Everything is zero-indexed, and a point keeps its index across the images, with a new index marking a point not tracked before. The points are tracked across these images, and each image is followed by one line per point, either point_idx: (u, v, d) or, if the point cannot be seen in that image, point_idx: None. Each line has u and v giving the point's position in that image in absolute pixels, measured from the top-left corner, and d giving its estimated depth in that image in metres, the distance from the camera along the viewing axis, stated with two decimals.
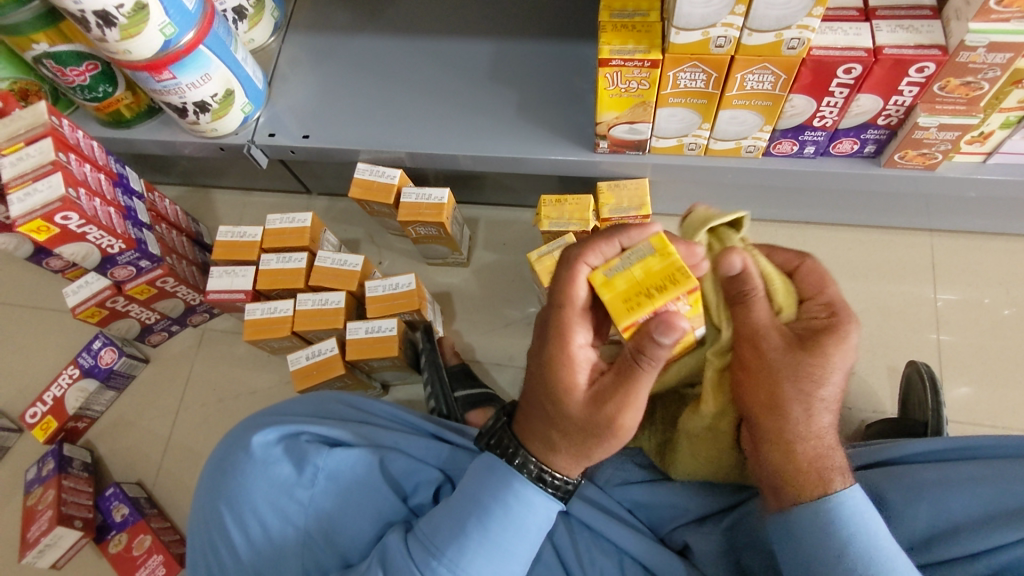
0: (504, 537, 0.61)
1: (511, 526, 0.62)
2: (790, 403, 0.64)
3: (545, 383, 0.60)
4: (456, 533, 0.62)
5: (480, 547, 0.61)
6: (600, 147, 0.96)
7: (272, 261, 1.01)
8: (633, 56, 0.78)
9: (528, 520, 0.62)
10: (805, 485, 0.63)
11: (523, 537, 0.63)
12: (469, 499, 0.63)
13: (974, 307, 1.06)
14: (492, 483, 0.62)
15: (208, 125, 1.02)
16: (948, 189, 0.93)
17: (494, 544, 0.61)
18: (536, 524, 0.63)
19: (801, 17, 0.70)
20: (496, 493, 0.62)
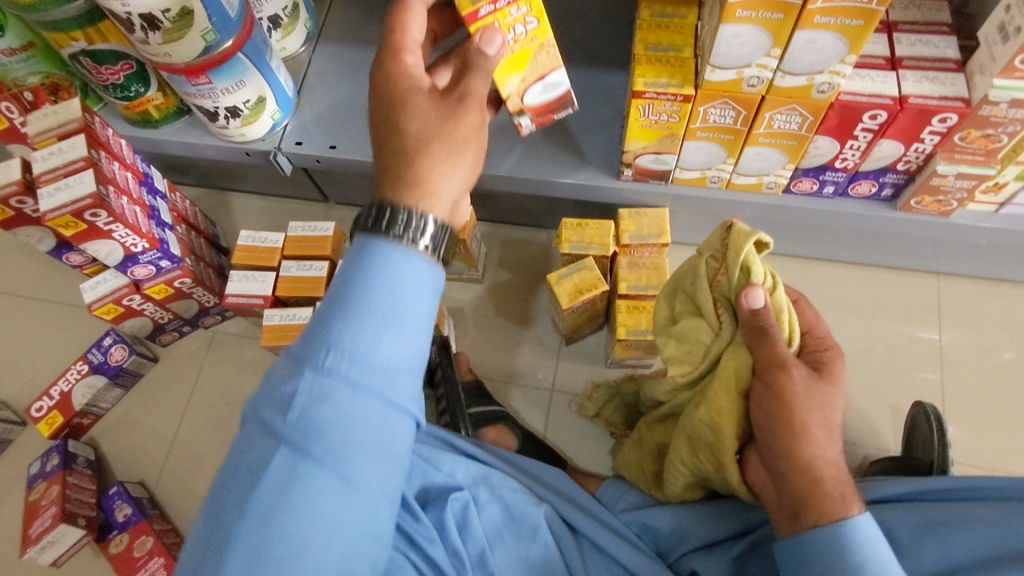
0: (373, 284, 0.52)
1: (379, 281, 0.52)
2: (810, 429, 0.71)
3: (392, 132, 0.60)
4: (318, 327, 0.52)
5: (343, 320, 0.51)
6: (624, 175, 0.97)
7: (292, 268, 1.02)
8: (666, 90, 0.81)
9: (398, 275, 0.53)
10: (823, 510, 0.68)
11: (395, 284, 0.52)
12: (338, 276, 0.54)
13: (978, 350, 1.08)
14: (361, 254, 0.54)
15: (237, 131, 1.03)
16: (960, 235, 0.95)
17: (360, 308, 0.51)
18: (411, 282, 0.53)
19: (834, 64, 0.73)
20: (362, 262, 0.53)
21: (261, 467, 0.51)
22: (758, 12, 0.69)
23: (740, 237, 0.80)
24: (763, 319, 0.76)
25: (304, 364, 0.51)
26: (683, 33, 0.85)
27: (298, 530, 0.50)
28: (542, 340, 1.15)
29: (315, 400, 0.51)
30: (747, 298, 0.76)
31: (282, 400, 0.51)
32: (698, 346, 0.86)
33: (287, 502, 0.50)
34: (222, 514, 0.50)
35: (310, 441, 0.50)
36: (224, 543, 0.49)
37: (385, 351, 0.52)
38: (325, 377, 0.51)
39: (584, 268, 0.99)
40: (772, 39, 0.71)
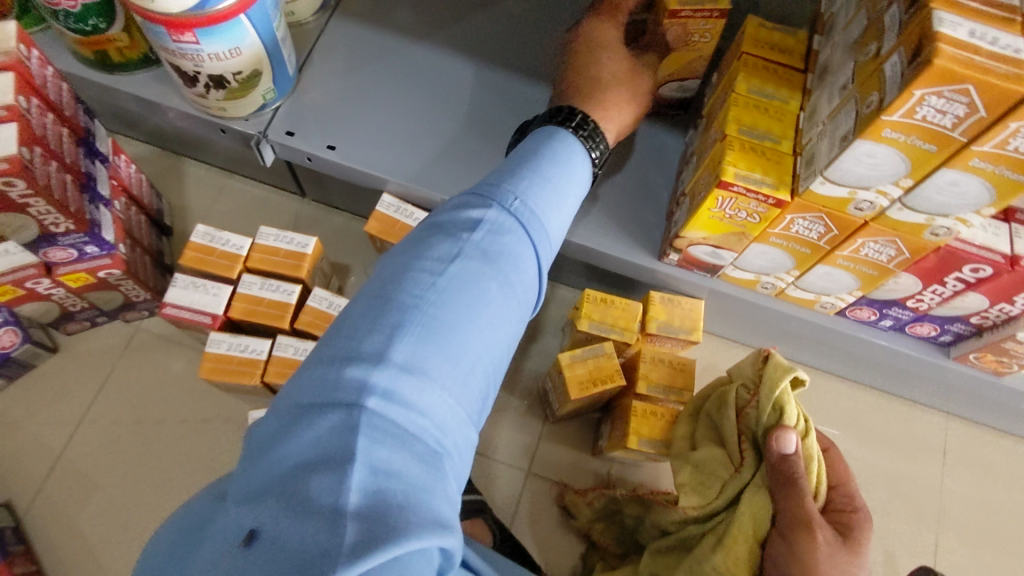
0: (554, 170, 0.59)
1: (555, 168, 0.60)
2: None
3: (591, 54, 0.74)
4: (507, 172, 0.57)
5: (530, 174, 0.57)
6: (668, 257, 0.85)
7: (254, 287, 0.83)
8: (758, 188, 0.68)
9: (573, 164, 0.61)
10: None
11: (570, 171, 0.61)
12: (516, 152, 0.60)
13: (976, 505, 1.02)
14: (538, 140, 0.62)
15: (216, 103, 0.83)
16: (1002, 395, 0.88)
17: (543, 172, 0.58)
18: (577, 179, 0.62)
19: (965, 211, 0.62)
20: (538, 144, 0.61)
21: (436, 254, 0.51)
22: (908, 137, 0.56)
23: (777, 371, 0.77)
24: (791, 466, 0.71)
25: (488, 199, 0.55)
26: (782, 120, 0.72)
27: (438, 362, 0.46)
28: (526, 411, 1.01)
29: (494, 235, 0.53)
30: (779, 438, 0.72)
31: (462, 222, 0.53)
32: (713, 478, 0.80)
33: (447, 313, 0.48)
34: (369, 312, 0.47)
35: (489, 260, 0.52)
36: (396, 313, 0.47)
37: (553, 214, 0.58)
38: (505, 213, 0.54)
39: (602, 354, 0.86)
40: (909, 169, 0.59)
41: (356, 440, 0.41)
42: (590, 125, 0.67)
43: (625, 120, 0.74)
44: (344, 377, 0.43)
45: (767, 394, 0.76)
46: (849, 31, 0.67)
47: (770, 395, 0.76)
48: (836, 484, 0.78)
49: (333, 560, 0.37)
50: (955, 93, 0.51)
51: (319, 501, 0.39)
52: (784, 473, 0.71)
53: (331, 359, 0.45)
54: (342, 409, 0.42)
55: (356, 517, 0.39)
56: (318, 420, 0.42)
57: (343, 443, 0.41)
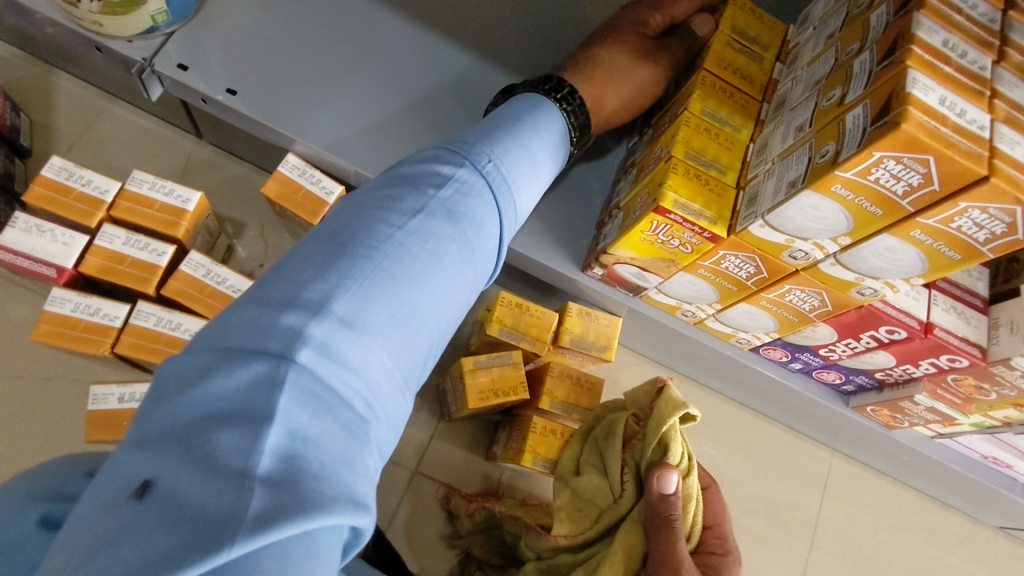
0: (532, 141, 0.54)
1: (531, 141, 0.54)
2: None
3: None
4: (485, 132, 0.51)
5: (508, 137, 0.52)
6: (592, 270, 0.79)
7: (116, 241, 0.71)
8: (696, 219, 0.63)
9: (552, 140, 0.57)
10: None
11: (545, 148, 0.55)
12: (494, 117, 0.55)
13: (846, 540, 1.06)
14: (518, 109, 0.58)
15: (90, 17, 0.69)
16: (888, 444, 0.90)
17: (521, 139, 0.53)
18: (552, 158, 0.57)
19: (895, 278, 0.60)
20: (517, 113, 0.56)
21: (399, 202, 0.43)
22: (857, 197, 0.53)
23: (672, 405, 0.72)
24: (669, 510, 0.67)
25: (461, 156, 0.48)
26: (731, 149, 0.68)
27: (384, 321, 0.38)
28: (421, 406, 0.94)
29: (464, 194, 0.46)
30: (659, 478, 0.67)
31: (432, 172, 0.46)
32: (591, 507, 0.76)
33: (405, 266, 0.40)
34: (315, 255, 0.38)
35: (457, 219, 0.45)
36: (345, 262, 0.38)
37: (525, 186, 0.52)
38: (477, 173, 0.48)
39: (508, 363, 0.80)
40: (851, 228, 0.56)
41: (278, 397, 0.31)
42: (575, 101, 0.65)
43: (609, 105, 0.74)
44: (276, 322, 0.34)
45: (656, 427, 0.72)
46: (814, 68, 0.64)
47: (659, 429, 0.72)
48: (711, 525, 0.76)
49: (235, 531, 0.27)
50: (914, 161, 0.47)
51: (225, 462, 0.29)
52: (659, 514, 0.67)
53: (258, 303, 0.35)
54: (269, 357, 0.32)
55: (267, 484, 0.29)
56: (229, 370, 0.31)
57: (261, 397, 0.31)
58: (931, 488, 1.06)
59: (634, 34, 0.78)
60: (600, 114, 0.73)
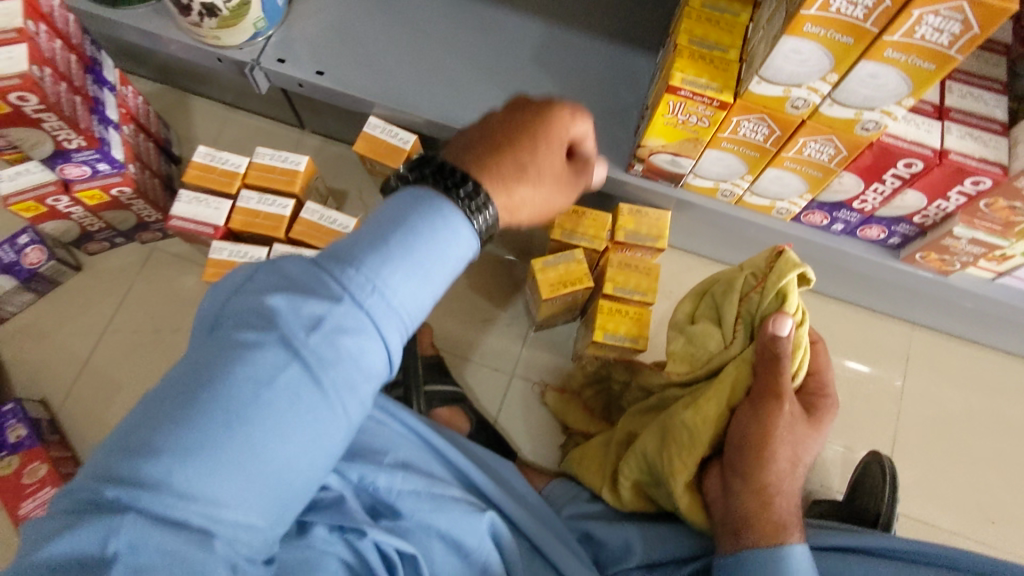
0: (425, 250, 0.48)
1: (434, 254, 0.48)
2: (778, 451, 0.71)
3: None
4: (367, 236, 0.47)
5: (397, 249, 0.47)
6: (633, 169, 0.90)
7: (251, 201, 0.91)
8: (704, 92, 0.73)
9: (455, 241, 0.50)
10: (761, 533, 0.68)
11: (447, 252, 0.49)
12: (381, 215, 0.49)
13: (933, 407, 1.09)
14: (415, 203, 0.50)
15: (210, 32, 0.90)
16: (951, 295, 0.94)
17: (412, 246, 0.47)
18: (458, 255, 0.50)
19: (888, 104, 0.67)
20: (417, 210, 0.49)
21: (245, 366, 0.42)
22: (828, 31, 0.62)
23: (789, 257, 0.78)
24: (779, 346, 0.74)
25: (338, 286, 0.45)
26: (732, 32, 0.77)
27: (223, 487, 0.40)
28: (510, 322, 1.09)
29: (335, 337, 0.44)
30: (773, 321, 0.74)
31: (299, 316, 0.44)
32: (702, 350, 0.87)
33: (229, 460, 0.40)
34: (164, 394, 0.42)
35: (322, 382, 0.44)
36: (185, 432, 0.40)
37: (412, 284, 0.47)
38: (359, 310, 0.45)
39: (573, 260, 0.93)
40: (833, 63, 0.65)
41: None
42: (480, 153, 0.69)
43: None
44: (105, 495, 0.38)
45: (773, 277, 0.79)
46: None
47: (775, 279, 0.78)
48: (814, 373, 0.84)
49: None
50: None
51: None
52: (768, 352, 0.75)
53: (115, 443, 0.40)
54: (98, 535, 0.37)
55: None
56: (88, 524, 0.37)
57: (100, 539, 0.37)
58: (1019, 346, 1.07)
59: None
60: None
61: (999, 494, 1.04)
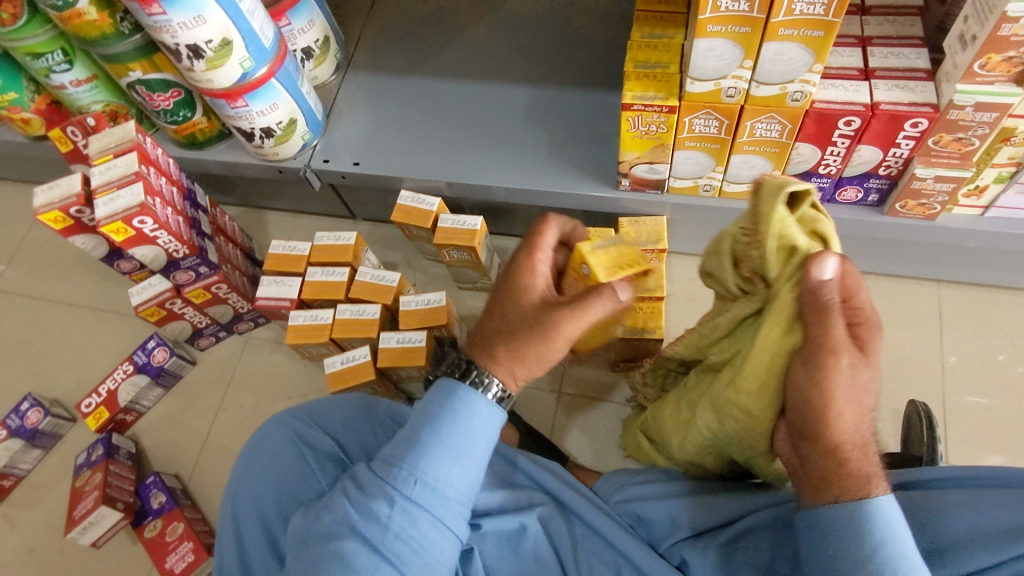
0: (456, 440, 0.62)
1: (457, 426, 0.63)
2: (843, 406, 0.61)
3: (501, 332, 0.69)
4: (408, 435, 0.63)
5: (428, 449, 0.61)
6: (622, 185, 1.04)
7: (317, 274, 1.11)
8: (653, 102, 0.87)
9: (473, 423, 0.63)
10: (844, 488, 0.61)
11: (473, 425, 0.63)
12: (418, 411, 0.64)
13: (979, 357, 1.10)
14: (437, 397, 0.64)
15: (271, 149, 1.14)
16: (949, 239, 0.99)
17: (443, 445, 0.62)
18: (478, 429, 0.64)
19: (803, 74, 0.79)
20: (442, 401, 0.64)
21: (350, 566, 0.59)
22: (727, 27, 0.75)
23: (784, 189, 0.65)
24: (823, 296, 0.60)
25: (395, 489, 0.61)
26: (669, 51, 0.91)
27: None
28: None
29: (406, 522, 0.60)
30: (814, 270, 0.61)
31: (375, 523, 0.60)
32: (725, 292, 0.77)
33: None
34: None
35: (401, 557, 0.60)
36: None
37: (450, 473, 0.62)
38: (411, 503, 0.60)
39: None
40: (744, 51, 0.78)
41: None
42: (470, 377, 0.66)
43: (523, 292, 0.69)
44: None
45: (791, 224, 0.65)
46: None
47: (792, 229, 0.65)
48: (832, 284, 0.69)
49: None
50: None
51: None
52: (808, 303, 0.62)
53: None
54: None
55: None
56: None
57: None
58: None
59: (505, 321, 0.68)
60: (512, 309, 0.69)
61: None
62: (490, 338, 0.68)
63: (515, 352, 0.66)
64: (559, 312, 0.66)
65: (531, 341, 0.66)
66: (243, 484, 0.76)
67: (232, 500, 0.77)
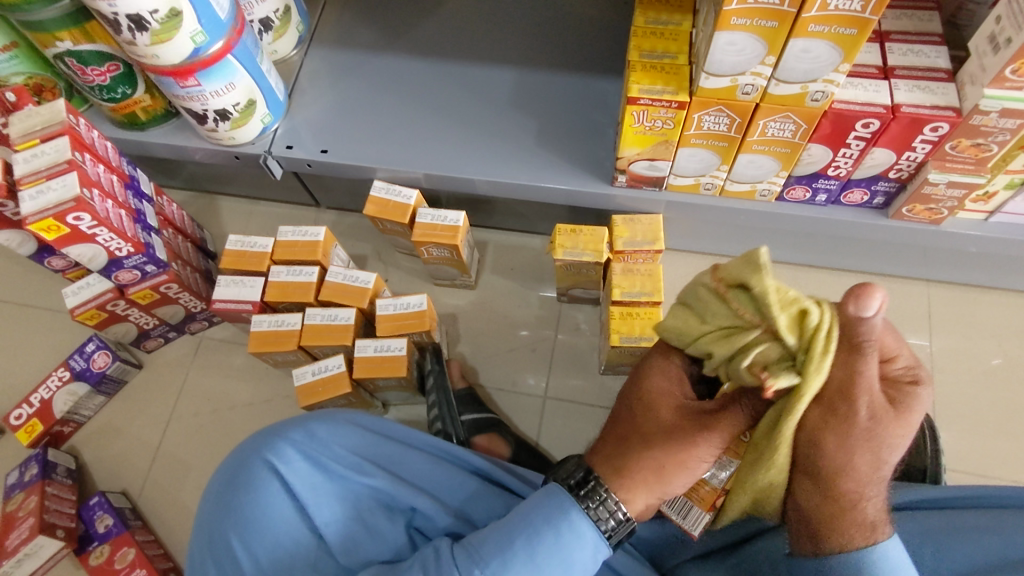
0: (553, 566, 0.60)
1: (556, 550, 0.60)
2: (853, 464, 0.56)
3: (647, 459, 0.60)
4: (501, 547, 0.61)
5: (522, 568, 0.60)
6: (618, 181, 0.98)
7: (282, 274, 1.00)
8: (662, 96, 0.80)
9: (574, 554, 0.61)
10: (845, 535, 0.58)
11: (570, 556, 0.61)
12: (521, 519, 0.61)
13: (966, 357, 1.09)
14: (546, 508, 0.61)
15: (226, 133, 1.02)
16: (950, 243, 0.97)
17: (537, 568, 0.60)
18: (580, 557, 0.61)
19: (828, 73, 0.73)
20: (549, 518, 0.61)
21: None
22: (753, 20, 0.68)
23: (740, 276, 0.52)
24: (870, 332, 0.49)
25: None
26: (677, 40, 0.84)
27: None
28: (536, 346, 1.14)
29: None
30: (851, 307, 0.49)
31: None
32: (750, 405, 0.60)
33: None
34: None
35: None
36: None
37: None
38: None
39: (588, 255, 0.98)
40: (767, 47, 0.71)
41: None
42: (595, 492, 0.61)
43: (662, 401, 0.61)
44: None
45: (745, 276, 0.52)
46: None
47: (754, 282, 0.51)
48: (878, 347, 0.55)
49: None
50: None
51: None
52: (845, 338, 0.50)
53: None
54: None
55: None
56: None
57: None
58: None
59: (657, 441, 0.59)
60: (656, 422, 0.60)
61: None
62: (625, 454, 0.61)
63: (663, 481, 0.60)
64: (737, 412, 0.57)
65: (685, 457, 0.59)
66: (239, 504, 0.69)
67: (212, 512, 0.71)
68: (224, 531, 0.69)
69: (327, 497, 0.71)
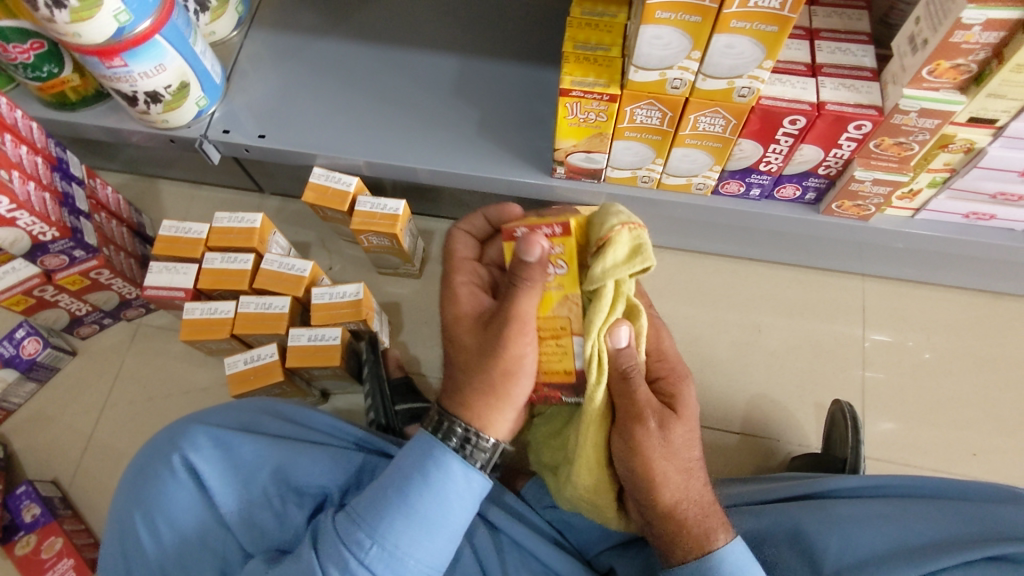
0: (424, 505, 0.60)
1: (432, 492, 0.60)
2: (662, 472, 0.64)
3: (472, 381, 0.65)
4: (378, 501, 0.60)
5: (399, 515, 0.59)
6: (557, 172, 0.98)
7: (216, 261, 0.98)
8: (593, 89, 0.80)
9: (449, 490, 0.61)
10: (687, 545, 0.63)
11: (446, 496, 0.61)
12: (394, 470, 0.62)
13: (899, 350, 1.12)
14: (417, 456, 0.62)
15: (158, 116, 0.99)
16: (880, 240, 0.99)
17: (414, 512, 0.59)
18: (457, 494, 0.61)
19: (752, 69, 0.74)
20: (420, 463, 0.61)
21: None
22: (677, 14, 0.69)
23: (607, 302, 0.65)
24: (629, 360, 0.64)
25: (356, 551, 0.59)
26: (612, 31, 0.83)
27: None
28: None
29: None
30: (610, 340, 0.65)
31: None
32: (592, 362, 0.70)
33: None
34: None
35: None
36: None
37: (423, 549, 0.60)
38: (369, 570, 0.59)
39: None
40: (692, 41, 0.72)
41: None
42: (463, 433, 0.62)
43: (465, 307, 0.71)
44: None
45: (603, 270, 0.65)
46: None
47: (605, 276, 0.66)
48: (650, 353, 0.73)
49: None
50: None
51: None
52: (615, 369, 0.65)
53: None
54: None
55: None
56: None
57: None
58: (966, 278, 1.12)
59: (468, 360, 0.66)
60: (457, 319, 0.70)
61: (979, 427, 1.07)
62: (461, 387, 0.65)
63: (504, 397, 0.64)
64: (523, 299, 0.63)
65: (500, 379, 0.64)
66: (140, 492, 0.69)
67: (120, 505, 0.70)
68: (130, 523, 0.68)
69: (235, 488, 0.71)
